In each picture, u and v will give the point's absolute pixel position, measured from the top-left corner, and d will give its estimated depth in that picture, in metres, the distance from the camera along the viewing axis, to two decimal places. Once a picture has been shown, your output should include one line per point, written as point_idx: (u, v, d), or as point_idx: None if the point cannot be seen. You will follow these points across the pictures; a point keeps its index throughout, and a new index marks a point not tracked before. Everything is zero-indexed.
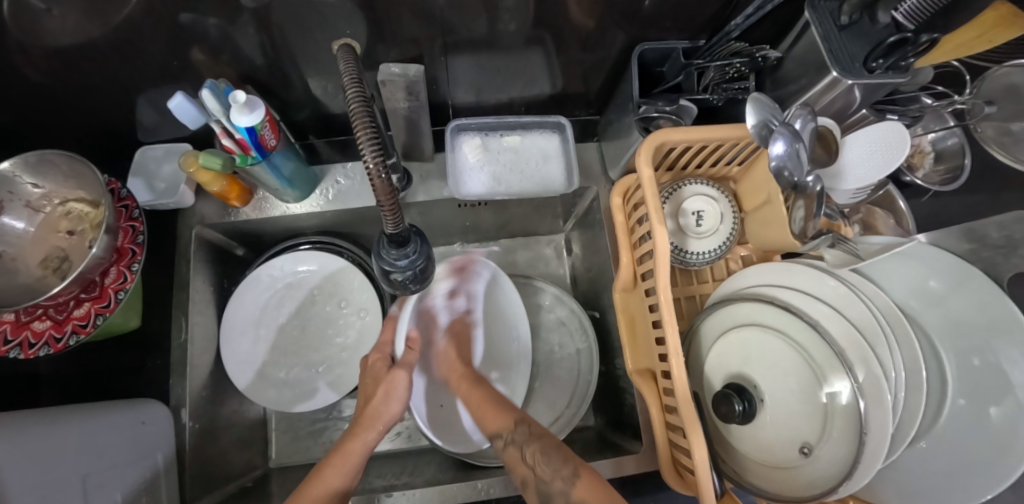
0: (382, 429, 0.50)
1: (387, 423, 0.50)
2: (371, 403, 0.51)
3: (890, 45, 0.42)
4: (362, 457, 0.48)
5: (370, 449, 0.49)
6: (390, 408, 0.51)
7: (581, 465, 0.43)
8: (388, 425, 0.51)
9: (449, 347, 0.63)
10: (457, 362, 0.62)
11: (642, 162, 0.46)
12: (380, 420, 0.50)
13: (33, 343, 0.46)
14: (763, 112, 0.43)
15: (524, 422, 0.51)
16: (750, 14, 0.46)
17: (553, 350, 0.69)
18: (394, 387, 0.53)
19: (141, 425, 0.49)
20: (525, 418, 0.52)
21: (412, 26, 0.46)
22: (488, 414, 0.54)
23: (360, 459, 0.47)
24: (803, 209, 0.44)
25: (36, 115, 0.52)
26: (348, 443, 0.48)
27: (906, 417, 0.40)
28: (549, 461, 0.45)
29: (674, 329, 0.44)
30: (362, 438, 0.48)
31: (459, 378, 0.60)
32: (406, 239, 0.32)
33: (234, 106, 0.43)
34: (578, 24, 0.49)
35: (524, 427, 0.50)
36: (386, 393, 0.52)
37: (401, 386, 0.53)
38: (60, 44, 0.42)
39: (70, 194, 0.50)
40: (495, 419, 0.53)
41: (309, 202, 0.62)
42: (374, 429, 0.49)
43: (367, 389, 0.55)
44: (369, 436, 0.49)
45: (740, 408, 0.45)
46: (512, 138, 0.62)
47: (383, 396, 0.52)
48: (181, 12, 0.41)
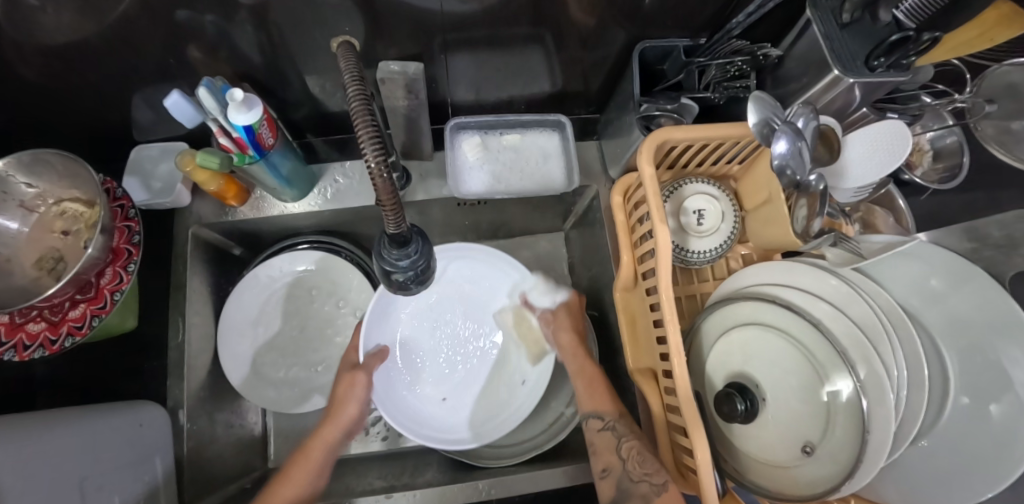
0: (345, 430, 0.55)
1: (348, 422, 0.54)
2: (336, 401, 0.55)
3: (892, 43, 0.42)
4: (327, 455, 0.53)
5: (335, 449, 0.54)
6: (350, 410, 0.55)
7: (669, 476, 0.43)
8: (351, 425, 0.55)
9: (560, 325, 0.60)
10: (569, 331, 0.59)
11: (644, 161, 0.46)
12: (340, 420, 0.54)
13: (28, 345, 0.45)
14: (765, 111, 0.42)
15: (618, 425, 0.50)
16: (753, 12, 0.46)
17: None
18: (353, 384, 0.56)
19: (139, 427, 0.49)
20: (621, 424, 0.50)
21: (411, 24, 0.46)
22: (585, 395, 0.54)
23: (323, 458, 0.52)
24: (805, 209, 0.44)
25: (29, 113, 0.51)
26: (308, 446, 0.53)
27: (908, 416, 0.40)
28: (642, 460, 0.46)
29: (676, 329, 0.44)
30: (325, 436, 0.53)
31: (584, 372, 0.56)
32: (408, 239, 0.32)
33: (232, 105, 0.42)
34: (579, 22, 0.49)
35: (626, 425, 0.50)
36: (345, 394, 0.55)
37: (363, 391, 0.56)
38: (54, 41, 0.41)
39: (64, 193, 0.49)
40: (590, 402, 0.53)
41: (307, 201, 0.61)
42: (336, 429, 0.54)
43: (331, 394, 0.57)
44: (329, 434, 0.54)
45: (743, 407, 0.44)
46: (506, 139, 0.61)
47: (342, 396, 0.55)
48: (177, 9, 0.40)
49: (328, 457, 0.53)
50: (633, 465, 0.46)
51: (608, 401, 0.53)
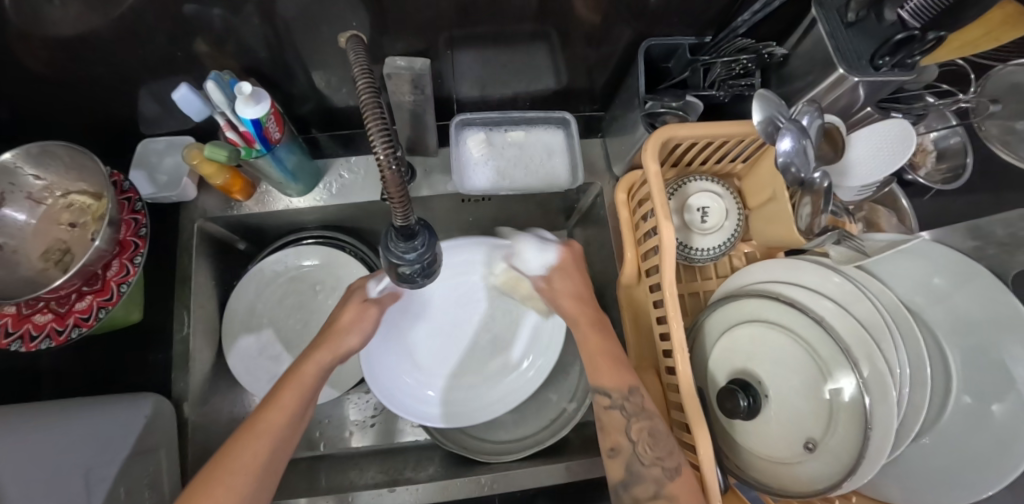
0: (341, 356, 0.48)
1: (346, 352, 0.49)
2: (336, 327, 0.49)
3: (896, 43, 0.42)
4: (317, 379, 0.46)
5: (325, 372, 0.47)
6: (353, 337, 0.50)
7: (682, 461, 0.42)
8: (346, 353, 0.49)
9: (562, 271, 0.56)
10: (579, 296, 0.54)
11: (648, 157, 0.46)
12: (341, 347, 0.48)
13: (35, 336, 0.46)
14: (770, 109, 0.43)
15: (639, 390, 0.47)
16: (759, 10, 0.47)
17: None
18: (366, 312, 0.51)
19: (143, 419, 0.48)
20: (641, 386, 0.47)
21: (417, 20, 0.46)
22: (601, 367, 0.49)
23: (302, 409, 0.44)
24: (809, 205, 0.44)
25: (36, 105, 0.51)
26: (299, 366, 0.46)
27: (910, 414, 0.40)
28: (654, 443, 0.44)
29: (678, 324, 0.44)
30: (314, 360, 0.46)
31: (578, 312, 0.53)
32: (414, 232, 0.32)
33: (240, 98, 0.42)
34: (584, 19, 0.49)
35: (640, 397, 0.47)
36: (356, 313, 0.51)
37: (373, 319, 0.52)
38: (63, 34, 0.42)
39: (72, 186, 0.50)
40: (608, 376, 0.48)
41: (311, 196, 0.62)
42: (328, 351, 0.47)
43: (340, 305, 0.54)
44: (320, 357, 0.47)
45: (746, 403, 0.45)
46: (514, 132, 0.62)
47: (352, 315, 0.51)
48: (186, 2, 0.40)
49: (320, 379, 0.46)
50: (643, 448, 0.44)
51: (620, 376, 0.48)
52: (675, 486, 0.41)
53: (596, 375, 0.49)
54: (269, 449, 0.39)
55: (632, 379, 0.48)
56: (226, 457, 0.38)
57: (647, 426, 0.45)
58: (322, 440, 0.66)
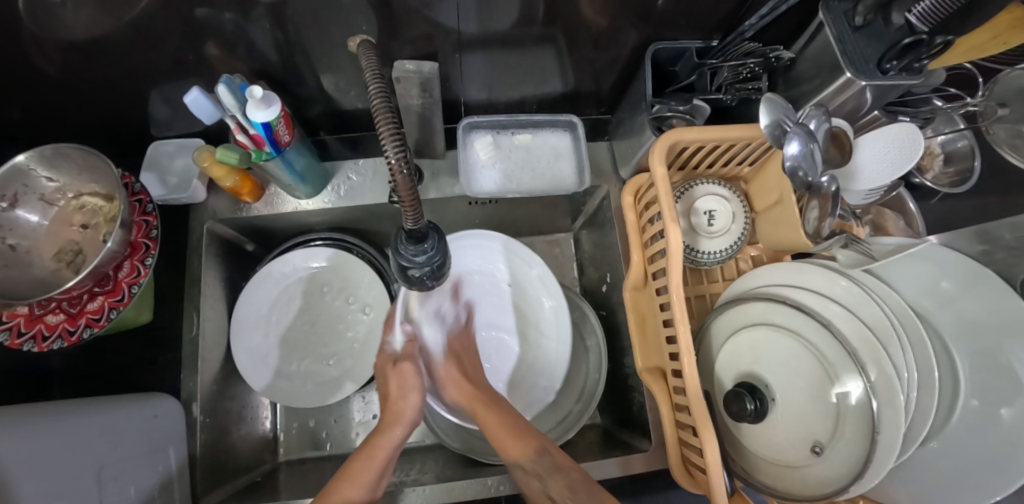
0: (407, 426, 0.48)
1: (412, 417, 0.48)
2: (389, 398, 0.49)
3: (903, 47, 0.42)
4: (390, 453, 0.46)
5: (398, 446, 0.47)
6: (410, 402, 0.49)
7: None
8: (414, 419, 0.48)
9: (456, 353, 0.54)
10: (463, 379, 0.52)
11: (655, 161, 0.46)
12: (405, 416, 0.48)
13: (46, 336, 0.46)
14: (777, 113, 0.43)
15: (548, 452, 0.45)
16: (765, 14, 0.46)
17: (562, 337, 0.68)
18: (405, 377, 0.50)
19: (155, 418, 0.49)
20: (550, 447, 0.46)
21: (425, 24, 0.46)
22: (504, 438, 0.47)
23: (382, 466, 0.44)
24: (817, 210, 0.44)
25: (50, 108, 0.52)
26: (374, 442, 0.46)
27: (918, 417, 0.40)
28: (575, 492, 0.42)
29: (685, 327, 0.44)
30: (388, 434, 0.46)
31: (469, 397, 0.50)
32: (424, 235, 0.33)
33: (251, 102, 0.43)
34: (591, 23, 0.49)
35: (549, 457, 0.45)
36: (400, 383, 0.49)
37: (416, 375, 0.50)
38: (77, 37, 0.42)
39: (84, 188, 0.50)
40: (517, 445, 0.46)
41: (320, 198, 0.62)
42: (399, 425, 0.47)
43: (381, 386, 0.52)
44: (395, 433, 0.47)
45: (752, 406, 0.45)
46: (523, 135, 0.62)
47: (397, 386, 0.49)
48: (197, 7, 0.41)
49: (394, 453, 0.46)
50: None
51: (525, 444, 0.46)
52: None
53: (507, 450, 0.46)
54: None
55: (534, 436, 0.47)
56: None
57: (564, 485, 0.43)
58: (329, 441, 0.66)
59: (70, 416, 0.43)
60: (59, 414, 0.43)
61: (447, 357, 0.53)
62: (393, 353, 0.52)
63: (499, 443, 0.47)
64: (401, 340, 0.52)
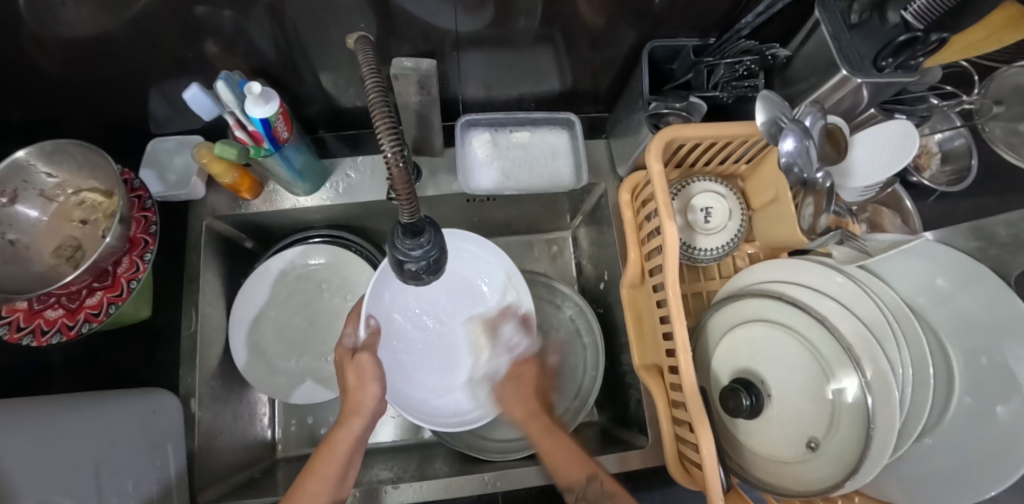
0: (367, 417, 0.46)
1: (368, 409, 0.45)
2: (347, 392, 0.46)
3: (899, 44, 0.43)
4: (353, 443, 0.45)
5: (361, 435, 0.46)
6: (370, 394, 0.45)
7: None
8: (373, 410, 0.46)
9: (516, 378, 0.59)
10: (529, 397, 0.57)
11: (652, 158, 0.46)
12: (363, 408, 0.45)
13: (46, 330, 0.46)
14: (773, 110, 0.43)
15: (598, 476, 0.47)
16: (761, 12, 0.47)
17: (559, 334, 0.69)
18: (361, 369, 0.46)
19: (153, 413, 0.49)
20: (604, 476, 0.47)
21: (424, 22, 0.46)
22: (561, 462, 0.50)
23: (347, 452, 0.45)
24: (812, 206, 0.44)
25: (49, 104, 0.52)
26: (334, 436, 0.46)
27: (912, 414, 0.41)
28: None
29: (681, 324, 0.45)
30: (348, 428, 0.45)
31: (528, 420, 0.55)
32: (421, 229, 0.33)
33: (249, 98, 0.43)
34: (588, 22, 0.50)
35: (599, 485, 0.46)
36: (358, 376, 0.46)
37: (373, 365, 0.46)
38: (77, 34, 0.43)
39: (83, 183, 0.50)
40: (570, 469, 0.48)
41: (318, 195, 0.62)
42: (356, 417, 0.45)
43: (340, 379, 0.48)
44: (352, 428, 0.45)
45: (748, 402, 0.45)
46: (518, 132, 0.62)
47: (356, 380, 0.46)
48: (197, 5, 0.41)
49: (352, 445, 0.45)
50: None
51: (583, 466, 0.48)
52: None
53: (558, 476, 0.49)
54: None
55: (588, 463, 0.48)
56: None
57: (599, 491, 0.46)
58: (327, 437, 0.67)
59: (69, 414, 0.43)
60: (56, 411, 0.43)
61: (506, 384, 0.59)
62: (353, 344, 0.49)
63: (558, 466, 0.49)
64: (364, 329, 0.49)
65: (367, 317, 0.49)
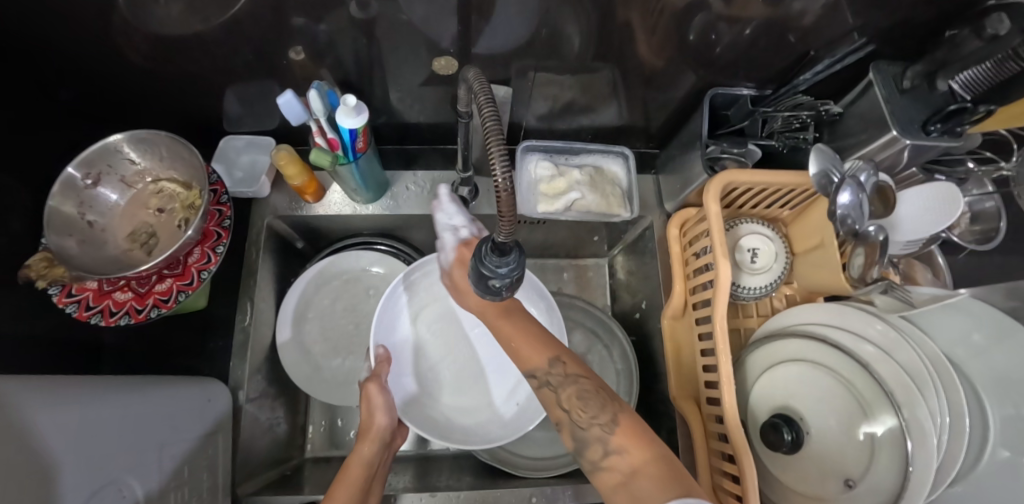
0: (377, 441, 0.47)
1: (379, 432, 0.48)
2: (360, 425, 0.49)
3: (949, 113, 0.46)
4: (367, 470, 0.45)
5: (374, 464, 0.46)
6: (378, 421, 0.49)
7: (620, 412, 0.38)
8: (383, 435, 0.48)
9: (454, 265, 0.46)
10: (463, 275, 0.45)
11: (710, 199, 0.49)
12: (371, 432, 0.48)
13: (114, 311, 0.48)
14: (825, 163, 0.45)
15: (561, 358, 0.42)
16: (819, 70, 0.52)
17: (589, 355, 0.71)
18: (371, 399, 0.50)
19: (208, 401, 0.49)
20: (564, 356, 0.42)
21: (504, 50, 0.50)
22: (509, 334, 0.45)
23: (363, 474, 0.44)
24: (862, 257, 0.46)
25: (136, 96, 0.55)
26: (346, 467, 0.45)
27: (946, 456, 0.42)
28: (586, 404, 0.38)
29: (726, 359, 0.47)
30: (358, 452, 0.46)
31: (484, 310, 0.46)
32: (507, 249, 0.35)
33: (343, 108, 0.45)
34: (653, 63, 0.53)
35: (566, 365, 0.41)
36: (368, 408, 0.50)
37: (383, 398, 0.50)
38: (184, 32, 0.46)
39: (163, 173, 0.53)
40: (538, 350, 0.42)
41: (378, 205, 0.65)
42: (366, 441, 0.47)
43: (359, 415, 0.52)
44: (364, 451, 0.46)
45: (789, 438, 0.46)
46: (567, 198, 0.60)
47: (366, 411, 0.50)
48: (296, 15, 0.45)
49: (365, 468, 0.44)
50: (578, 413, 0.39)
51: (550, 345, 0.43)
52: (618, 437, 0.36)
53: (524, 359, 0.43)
54: None
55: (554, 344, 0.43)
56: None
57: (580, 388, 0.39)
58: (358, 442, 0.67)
59: (131, 394, 0.43)
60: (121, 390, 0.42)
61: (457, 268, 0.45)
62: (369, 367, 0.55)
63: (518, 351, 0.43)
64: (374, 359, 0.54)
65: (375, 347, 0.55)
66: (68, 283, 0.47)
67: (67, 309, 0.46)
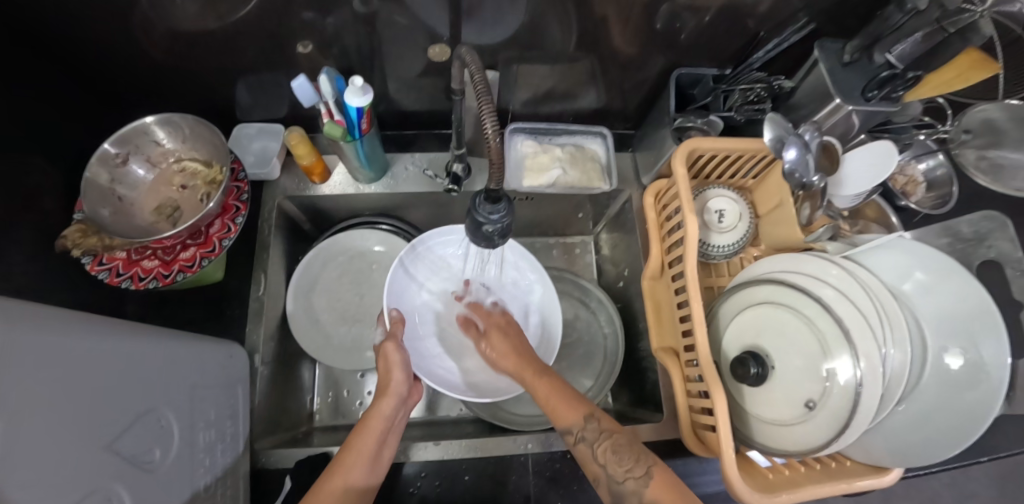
0: (396, 398, 0.52)
1: (396, 389, 0.53)
2: (380, 381, 0.54)
3: (882, 79, 0.53)
4: (385, 423, 0.51)
5: (392, 418, 0.51)
6: (397, 377, 0.54)
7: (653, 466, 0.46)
8: (401, 391, 0.53)
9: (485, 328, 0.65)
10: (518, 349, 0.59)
11: (677, 164, 0.55)
12: (391, 389, 0.52)
13: (142, 277, 0.53)
14: (778, 129, 0.51)
15: (595, 417, 0.50)
16: (770, 49, 0.59)
17: (579, 322, 0.76)
18: (389, 358, 0.55)
19: (229, 357, 0.54)
20: (596, 413, 0.51)
21: (490, 38, 0.56)
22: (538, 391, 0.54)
23: (380, 428, 0.50)
24: (809, 207, 0.54)
25: (157, 86, 0.61)
26: (366, 418, 0.51)
27: (891, 378, 0.47)
28: (619, 458, 0.47)
29: (698, 303, 0.53)
30: (378, 406, 0.51)
31: (520, 367, 0.57)
32: (499, 198, 0.41)
33: (351, 90, 0.50)
34: (627, 48, 0.60)
35: (599, 423, 0.50)
36: (387, 364, 0.55)
37: (401, 358, 0.55)
38: (206, 26, 0.52)
39: (186, 153, 0.57)
40: (565, 410, 0.51)
41: (379, 184, 0.70)
42: (386, 397, 0.52)
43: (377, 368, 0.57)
44: (383, 407, 0.51)
45: (754, 371, 0.51)
46: (550, 174, 0.66)
47: (385, 367, 0.54)
48: (307, 10, 0.51)
49: (385, 422, 0.50)
50: (613, 467, 0.47)
51: (576, 404, 0.51)
52: (653, 489, 0.44)
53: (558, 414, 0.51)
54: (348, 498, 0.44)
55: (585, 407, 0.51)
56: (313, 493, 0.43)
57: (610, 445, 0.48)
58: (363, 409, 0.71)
59: (172, 337, 0.47)
60: (166, 332, 0.47)
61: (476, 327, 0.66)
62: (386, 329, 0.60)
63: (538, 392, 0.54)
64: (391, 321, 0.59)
65: (389, 309, 0.60)
66: (100, 253, 0.51)
67: (100, 275, 0.51)
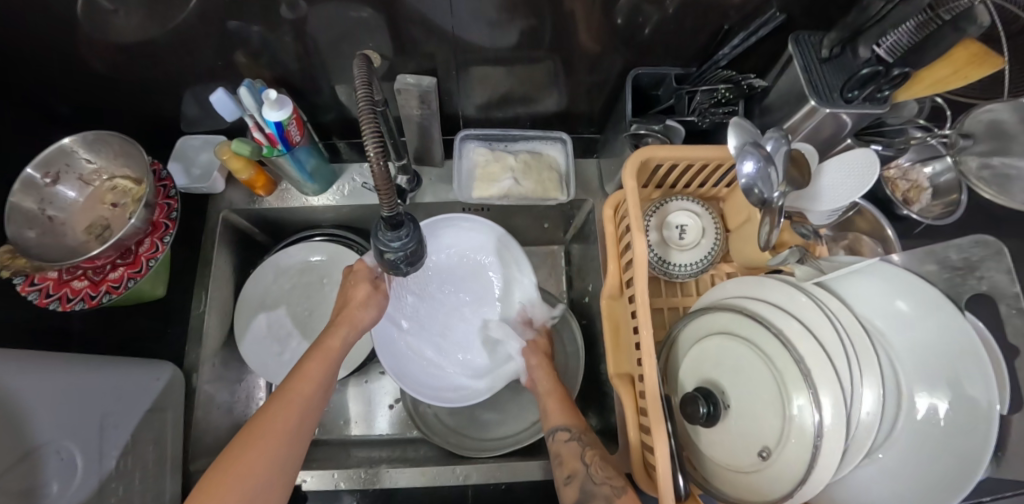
0: (358, 327, 0.55)
1: (362, 323, 0.55)
2: (350, 303, 0.56)
3: (864, 77, 0.45)
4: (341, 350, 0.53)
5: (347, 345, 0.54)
6: (366, 312, 0.56)
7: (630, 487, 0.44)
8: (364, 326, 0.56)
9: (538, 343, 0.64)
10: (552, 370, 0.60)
11: (627, 175, 0.49)
12: (358, 319, 0.55)
13: (71, 298, 0.51)
14: (744, 136, 0.45)
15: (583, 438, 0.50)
16: (737, 44, 0.51)
17: None
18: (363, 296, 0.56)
19: (157, 381, 0.52)
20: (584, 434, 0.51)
21: (427, 43, 0.52)
22: (553, 408, 0.55)
23: (337, 352, 0.52)
24: (768, 226, 0.45)
25: (95, 101, 0.60)
26: (325, 340, 0.52)
27: (860, 429, 0.41)
28: (604, 466, 0.46)
29: (648, 333, 0.46)
30: (339, 333, 0.53)
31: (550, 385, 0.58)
32: (401, 223, 0.36)
33: (267, 103, 0.48)
34: (582, 48, 0.54)
35: (589, 438, 0.51)
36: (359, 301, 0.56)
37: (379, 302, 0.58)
38: (125, 40, 0.50)
39: (118, 171, 0.57)
40: (560, 417, 0.54)
41: (326, 196, 0.68)
42: (348, 326, 0.54)
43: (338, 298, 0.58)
44: (343, 332, 0.53)
45: (705, 410, 0.46)
46: (500, 185, 0.63)
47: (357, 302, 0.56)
48: (227, 20, 0.48)
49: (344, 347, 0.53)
50: (595, 470, 0.46)
51: (572, 417, 0.54)
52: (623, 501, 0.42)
53: (546, 418, 0.54)
54: (296, 422, 0.44)
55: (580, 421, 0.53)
56: (232, 462, 0.39)
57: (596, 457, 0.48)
58: (318, 425, 0.69)
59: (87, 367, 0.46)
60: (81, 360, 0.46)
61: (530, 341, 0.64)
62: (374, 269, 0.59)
63: (552, 408, 0.55)
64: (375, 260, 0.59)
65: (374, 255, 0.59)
66: (31, 273, 0.51)
67: (29, 296, 0.50)
